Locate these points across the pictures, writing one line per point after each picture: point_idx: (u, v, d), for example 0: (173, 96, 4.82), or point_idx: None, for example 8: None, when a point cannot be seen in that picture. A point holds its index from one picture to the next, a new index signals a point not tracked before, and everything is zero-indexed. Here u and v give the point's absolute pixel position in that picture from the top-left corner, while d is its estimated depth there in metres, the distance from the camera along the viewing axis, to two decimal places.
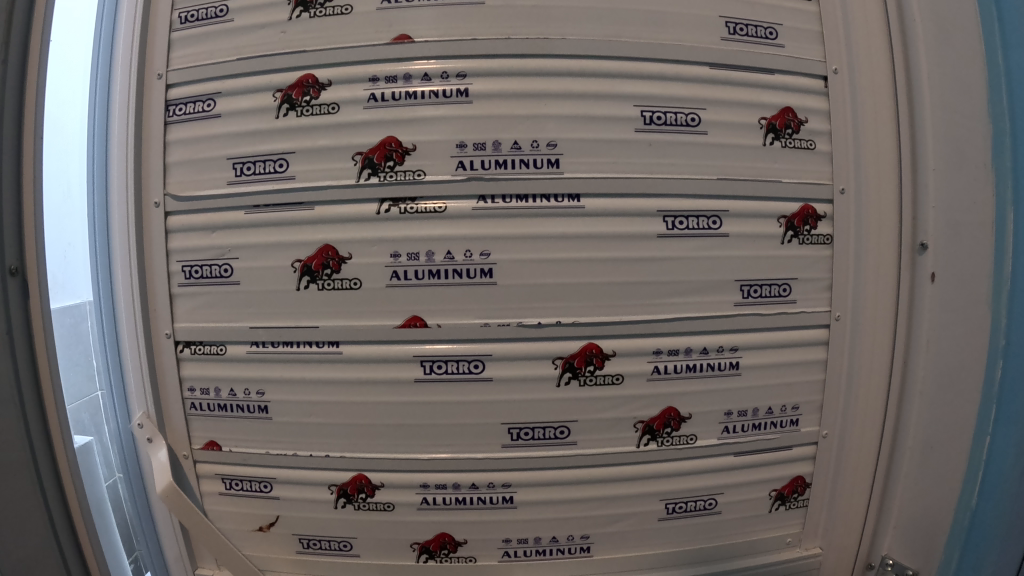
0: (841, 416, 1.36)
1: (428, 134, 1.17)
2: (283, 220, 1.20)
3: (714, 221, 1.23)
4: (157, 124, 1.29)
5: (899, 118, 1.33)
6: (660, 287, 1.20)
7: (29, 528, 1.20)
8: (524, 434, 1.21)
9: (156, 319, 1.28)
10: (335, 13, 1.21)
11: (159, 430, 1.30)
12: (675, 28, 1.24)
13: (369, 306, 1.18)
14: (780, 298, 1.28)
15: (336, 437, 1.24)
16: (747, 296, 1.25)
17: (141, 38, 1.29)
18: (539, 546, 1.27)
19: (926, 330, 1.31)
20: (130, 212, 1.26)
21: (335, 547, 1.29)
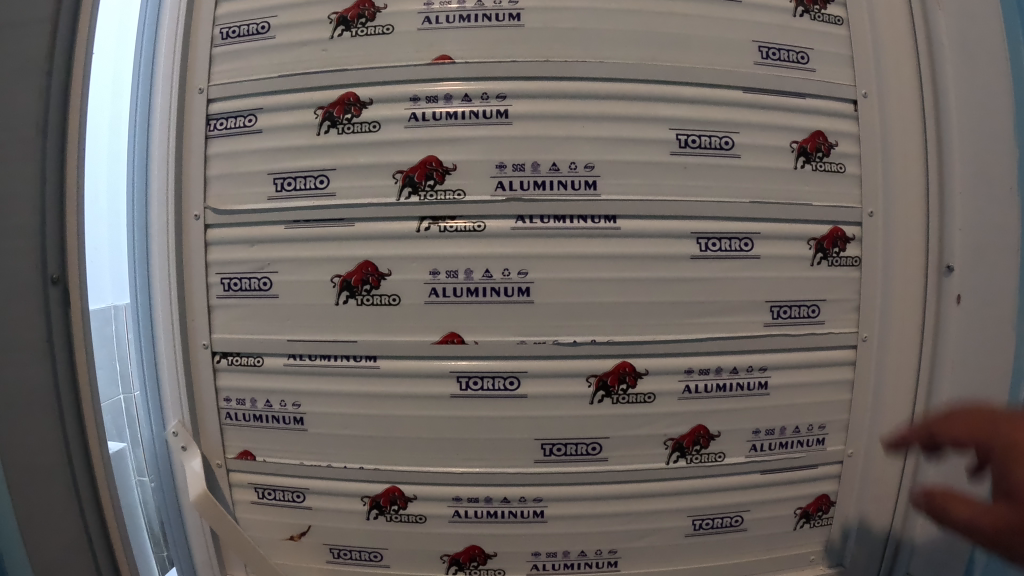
0: (867, 436, 1.37)
1: (467, 154, 1.19)
2: (322, 235, 1.22)
3: (746, 243, 1.25)
4: (197, 138, 1.31)
5: (927, 141, 1.33)
6: (693, 308, 1.22)
7: (66, 534, 1.21)
8: (557, 450, 1.23)
9: (193, 330, 1.30)
10: (376, 33, 1.23)
11: (194, 438, 1.31)
12: (710, 53, 1.26)
13: (407, 322, 1.20)
14: (809, 319, 1.30)
15: (370, 449, 1.25)
16: (777, 317, 1.27)
17: (182, 54, 1.31)
18: (568, 560, 1.28)
19: (950, 352, 1.32)
20: (171, 224, 1.28)
21: (365, 557, 1.31)
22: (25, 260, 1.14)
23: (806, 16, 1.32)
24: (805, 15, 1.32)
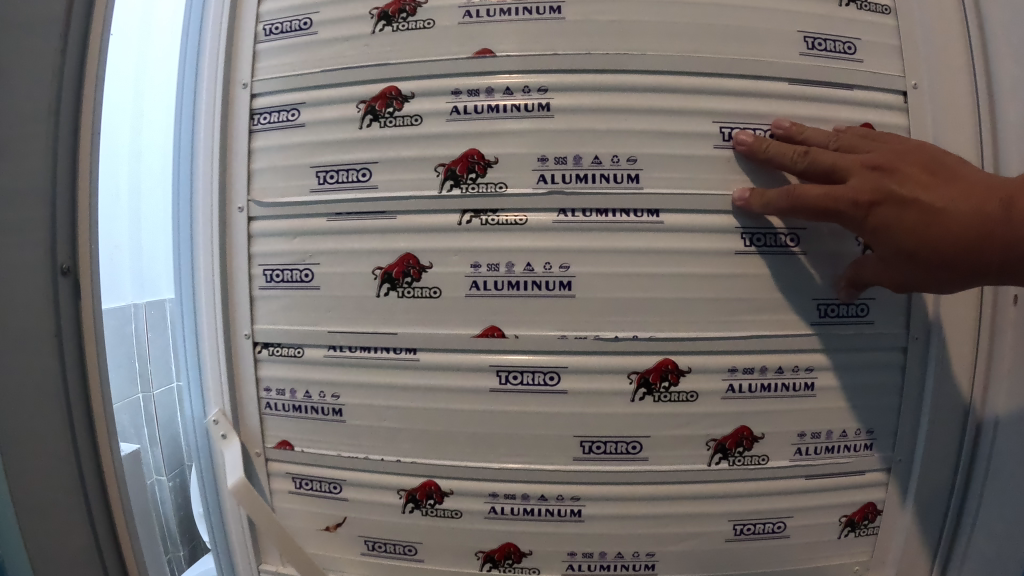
0: (918, 442, 1.30)
1: (509, 148, 1.19)
2: (365, 228, 1.23)
3: (794, 238, 1.19)
4: (243, 132, 1.33)
5: (982, 136, 1.28)
6: (738, 306, 1.19)
7: (74, 539, 1.15)
8: (596, 448, 1.21)
9: (235, 321, 1.32)
10: (417, 28, 1.24)
11: (234, 427, 1.33)
12: (755, 44, 1.23)
13: (448, 315, 1.20)
14: (859, 320, 1.23)
15: (408, 442, 1.25)
16: (824, 316, 1.21)
17: (228, 51, 1.34)
18: (604, 562, 1.26)
19: (1008, 354, 1.27)
20: (216, 217, 1.31)
21: (400, 551, 1.31)
22: (34, 249, 1.09)
23: (854, 5, 1.28)
24: (853, 4, 1.28)
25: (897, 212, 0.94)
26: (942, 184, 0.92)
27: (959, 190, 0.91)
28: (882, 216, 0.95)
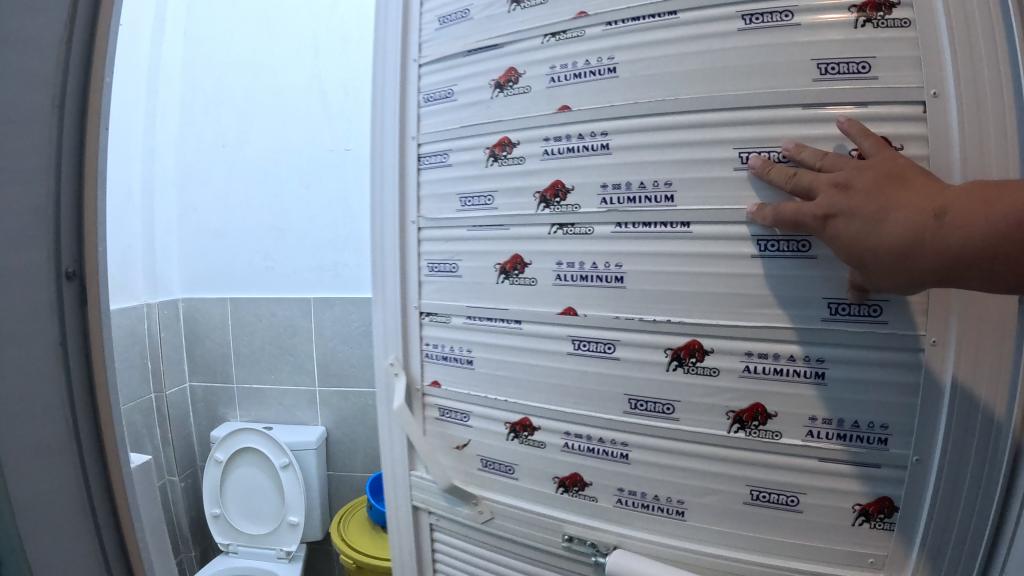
0: (937, 442, 1.35)
1: (582, 177, 1.60)
2: (489, 237, 1.76)
3: (806, 244, 1.39)
4: (412, 169, 1.94)
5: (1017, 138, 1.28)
6: (754, 301, 1.45)
7: None
8: (640, 405, 1.56)
9: (410, 296, 1.97)
10: (519, 93, 1.69)
11: (404, 368, 1.99)
12: (770, 78, 1.43)
13: (543, 298, 1.67)
14: (869, 319, 1.37)
15: (512, 387, 1.76)
16: (834, 313, 1.39)
17: (401, 113, 1.94)
18: (644, 502, 1.60)
19: None
20: (400, 227, 1.95)
21: (501, 469, 1.82)
22: (25, 247, 0.78)
23: (870, 24, 1.37)
24: (868, 24, 1.37)
25: (846, 224, 1.15)
26: (894, 203, 1.09)
27: (907, 209, 1.06)
28: (835, 228, 1.18)
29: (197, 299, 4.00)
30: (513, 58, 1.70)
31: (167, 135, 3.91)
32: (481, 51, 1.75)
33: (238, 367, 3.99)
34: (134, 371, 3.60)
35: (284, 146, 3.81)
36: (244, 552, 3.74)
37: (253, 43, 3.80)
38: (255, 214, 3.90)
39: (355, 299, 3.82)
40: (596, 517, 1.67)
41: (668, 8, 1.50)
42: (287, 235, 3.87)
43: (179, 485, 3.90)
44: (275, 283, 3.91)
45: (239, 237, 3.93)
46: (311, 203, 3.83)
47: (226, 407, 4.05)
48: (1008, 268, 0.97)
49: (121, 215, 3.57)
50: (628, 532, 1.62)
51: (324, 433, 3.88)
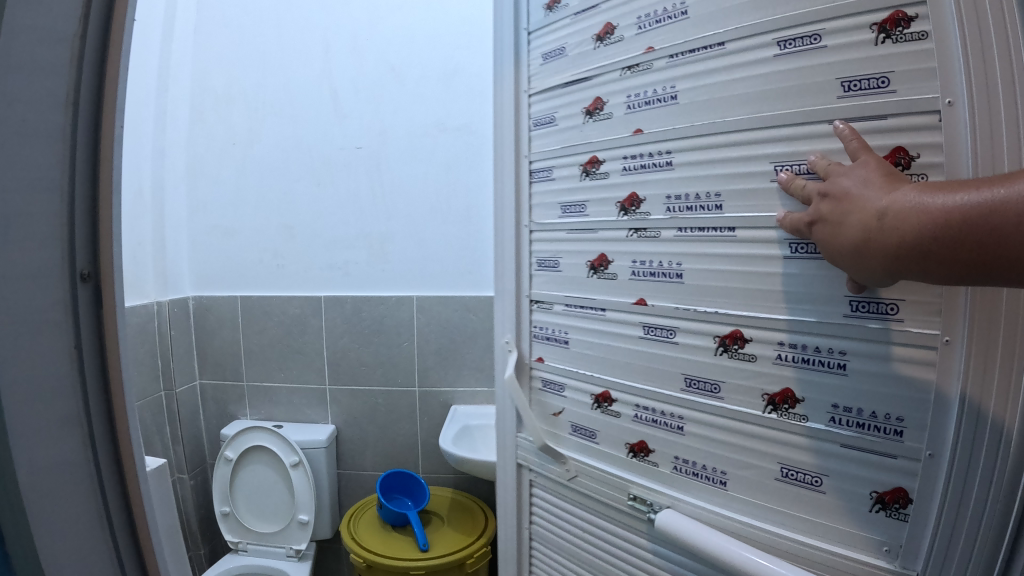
0: (948, 440, 1.32)
1: (652, 189, 1.83)
2: (580, 239, 2.10)
3: None
4: (526, 179, 2.32)
5: None
6: (788, 297, 1.54)
7: None
8: (695, 384, 1.76)
9: (522, 286, 2.37)
10: (605, 119, 1.97)
11: (517, 346, 2.41)
12: (796, 98, 1.50)
13: (621, 291, 1.96)
14: (886, 316, 1.39)
15: (598, 365, 2.06)
16: (856, 310, 1.44)
17: (518, 135, 2.33)
18: (696, 470, 1.78)
19: None
20: (518, 228, 2.36)
21: (585, 434, 2.15)
22: (42, 250, 0.74)
23: (889, 40, 1.36)
24: (887, 40, 1.36)
25: (827, 229, 1.30)
26: (854, 202, 1.22)
27: (864, 206, 1.19)
28: (821, 232, 1.33)
29: (208, 297, 4.01)
30: (601, 88, 1.98)
31: (178, 134, 3.93)
32: (576, 84, 2.06)
33: (248, 364, 4.00)
34: (145, 369, 3.59)
35: (295, 145, 3.84)
36: (254, 550, 3.73)
37: (265, 43, 3.82)
38: (266, 212, 3.91)
39: (365, 297, 3.85)
40: (657, 482, 1.89)
41: (722, 39, 1.62)
42: (298, 234, 3.89)
43: (188, 483, 3.90)
44: (287, 281, 3.91)
45: (250, 235, 3.95)
46: (323, 202, 3.85)
47: (235, 405, 4.06)
48: (955, 253, 1.04)
49: (132, 213, 3.58)
50: (681, 498, 1.80)
51: (334, 430, 3.91)
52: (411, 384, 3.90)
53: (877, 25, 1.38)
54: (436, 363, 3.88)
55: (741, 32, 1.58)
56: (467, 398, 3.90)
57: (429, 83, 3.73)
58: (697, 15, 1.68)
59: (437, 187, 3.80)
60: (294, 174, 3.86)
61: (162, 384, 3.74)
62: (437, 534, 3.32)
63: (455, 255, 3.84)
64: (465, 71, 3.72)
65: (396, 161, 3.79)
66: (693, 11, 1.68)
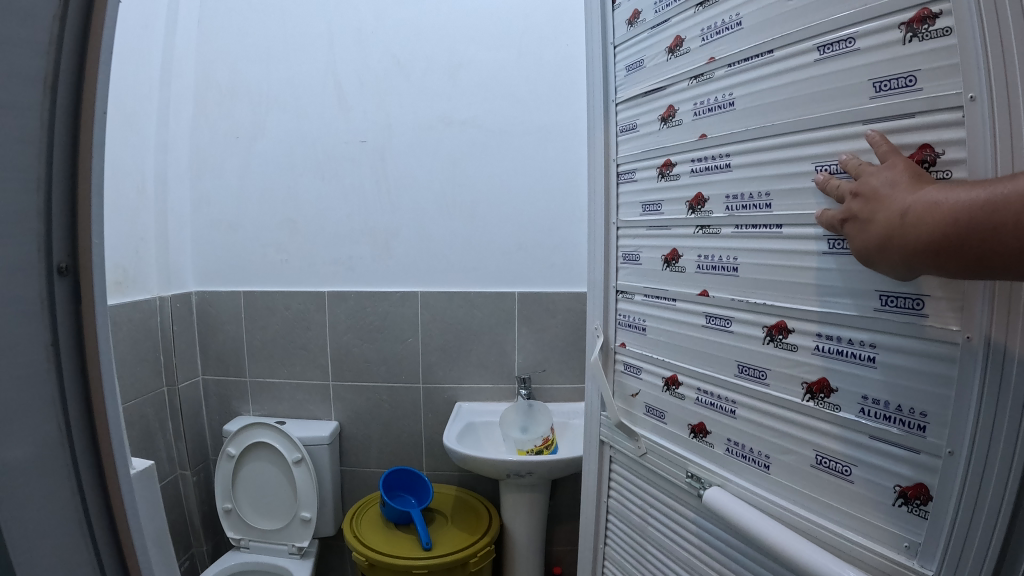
0: (967, 437, 1.22)
1: (714, 188, 1.83)
2: (659, 236, 2.09)
3: None
4: (613, 179, 2.33)
5: None
6: (826, 290, 1.50)
7: None
8: (747, 370, 1.74)
9: (608, 271, 2.37)
10: (675, 126, 1.97)
11: (603, 330, 2.40)
12: (828, 102, 1.48)
13: (689, 284, 1.95)
14: (910, 312, 1.32)
15: (669, 353, 2.06)
16: (884, 305, 1.37)
17: (608, 139, 2.34)
18: (746, 453, 1.76)
19: None
20: (608, 221, 2.35)
21: (655, 415, 2.15)
22: (22, 244, 0.81)
23: (916, 40, 1.30)
24: (913, 40, 1.30)
25: (858, 228, 1.31)
26: (878, 199, 1.25)
27: (886, 203, 1.22)
28: (852, 231, 1.33)
29: (209, 292, 3.96)
30: (672, 96, 1.98)
31: (180, 127, 3.88)
32: (655, 93, 2.06)
33: (251, 360, 3.96)
34: (146, 364, 3.58)
35: (299, 138, 3.79)
36: (257, 547, 3.70)
37: (267, 35, 3.76)
38: (268, 206, 3.86)
39: (369, 293, 3.80)
40: (716, 463, 1.87)
41: (770, 46, 1.60)
42: (302, 228, 3.84)
43: (190, 480, 3.88)
44: (288, 276, 3.87)
45: (252, 230, 3.89)
46: (326, 196, 3.80)
47: (238, 401, 4.03)
48: (967, 250, 1.06)
49: (135, 207, 3.55)
50: (733, 479, 1.79)
51: (338, 427, 3.87)
52: (415, 380, 3.86)
53: (904, 24, 1.32)
54: (440, 360, 3.83)
55: (786, 39, 1.55)
56: (471, 395, 3.85)
57: (434, 76, 3.67)
58: (750, 24, 1.65)
59: (441, 181, 3.74)
60: (295, 170, 3.81)
61: (165, 378, 3.74)
62: (440, 533, 3.27)
63: (475, 254, 3.78)
64: (470, 64, 3.66)
65: (400, 154, 3.73)
66: (747, 21, 1.66)
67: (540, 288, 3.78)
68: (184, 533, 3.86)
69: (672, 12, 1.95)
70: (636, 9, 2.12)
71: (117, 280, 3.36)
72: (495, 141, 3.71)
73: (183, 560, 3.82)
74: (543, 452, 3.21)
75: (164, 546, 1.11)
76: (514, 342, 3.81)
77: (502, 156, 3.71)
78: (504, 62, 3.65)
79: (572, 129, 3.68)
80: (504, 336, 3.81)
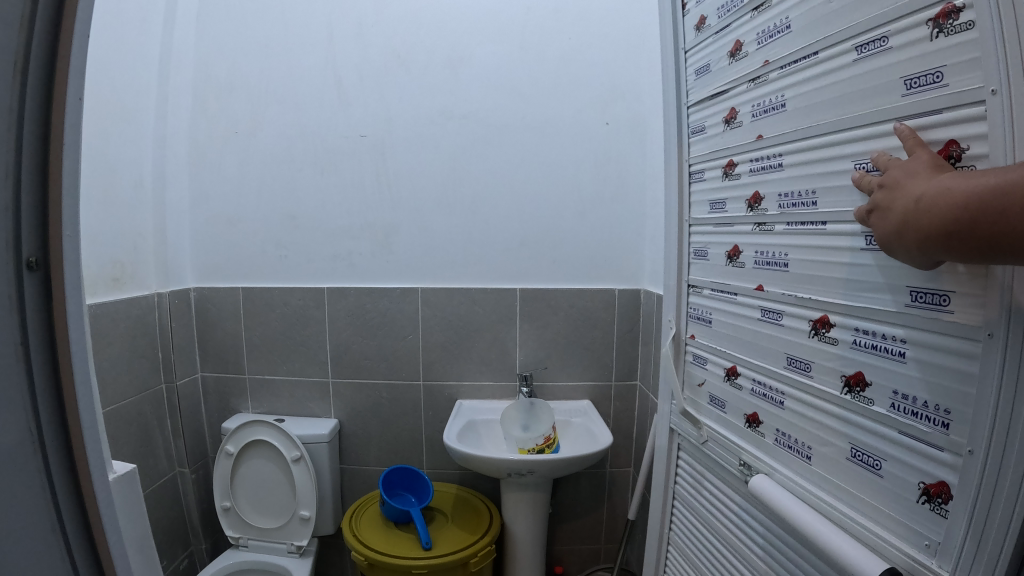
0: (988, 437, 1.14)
1: (769, 185, 1.80)
2: (722, 233, 2.07)
3: None
4: (682, 178, 2.31)
5: None
6: (862, 286, 1.45)
7: None
8: (795, 363, 1.71)
9: (679, 262, 2.34)
10: (737, 128, 1.95)
11: (675, 320, 2.38)
12: (863, 102, 1.44)
13: (746, 280, 1.93)
14: (937, 308, 1.25)
15: (730, 347, 2.04)
16: (914, 301, 1.31)
17: (678, 138, 2.31)
18: (790, 443, 1.73)
19: None
20: (682, 213, 2.31)
21: (718, 405, 2.13)
22: None
23: (941, 35, 1.23)
24: (939, 36, 1.23)
25: (879, 218, 1.25)
26: (897, 188, 1.19)
27: (903, 192, 1.17)
28: (875, 222, 1.27)
29: (208, 289, 3.88)
30: (733, 99, 1.96)
31: (179, 121, 3.79)
32: (718, 96, 2.05)
33: (249, 357, 3.91)
34: (144, 362, 3.54)
35: (298, 133, 3.71)
36: (255, 545, 3.67)
37: (266, 28, 3.66)
38: (267, 201, 3.79)
39: (368, 290, 3.75)
40: (768, 453, 1.84)
41: (814, 48, 1.57)
42: (302, 223, 3.77)
43: (189, 477, 3.86)
44: (288, 271, 3.81)
45: (251, 225, 3.82)
46: (326, 192, 3.74)
47: (238, 399, 3.98)
48: (977, 233, 0.99)
49: (133, 203, 3.50)
50: (780, 468, 1.76)
51: (338, 425, 3.83)
52: (415, 377, 3.80)
53: (930, 20, 1.25)
54: (441, 358, 3.77)
55: (831, 39, 1.51)
56: (472, 392, 3.80)
57: (436, 70, 3.60)
58: (799, 26, 1.63)
59: (442, 177, 3.67)
60: (295, 166, 3.75)
61: (163, 376, 3.71)
62: (441, 532, 3.23)
63: (490, 254, 3.72)
64: (469, 60, 3.58)
65: (401, 149, 3.66)
66: (796, 24, 1.64)
67: (542, 285, 3.72)
68: (183, 531, 3.84)
69: (734, 16, 1.91)
70: (703, 14, 2.10)
71: (115, 277, 3.33)
72: (495, 136, 3.63)
73: (181, 558, 3.80)
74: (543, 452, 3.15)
75: (147, 554, 1.06)
76: (515, 339, 3.75)
77: (503, 151, 3.64)
78: (506, 55, 3.57)
79: (576, 123, 3.61)
80: (505, 333, 3.75)
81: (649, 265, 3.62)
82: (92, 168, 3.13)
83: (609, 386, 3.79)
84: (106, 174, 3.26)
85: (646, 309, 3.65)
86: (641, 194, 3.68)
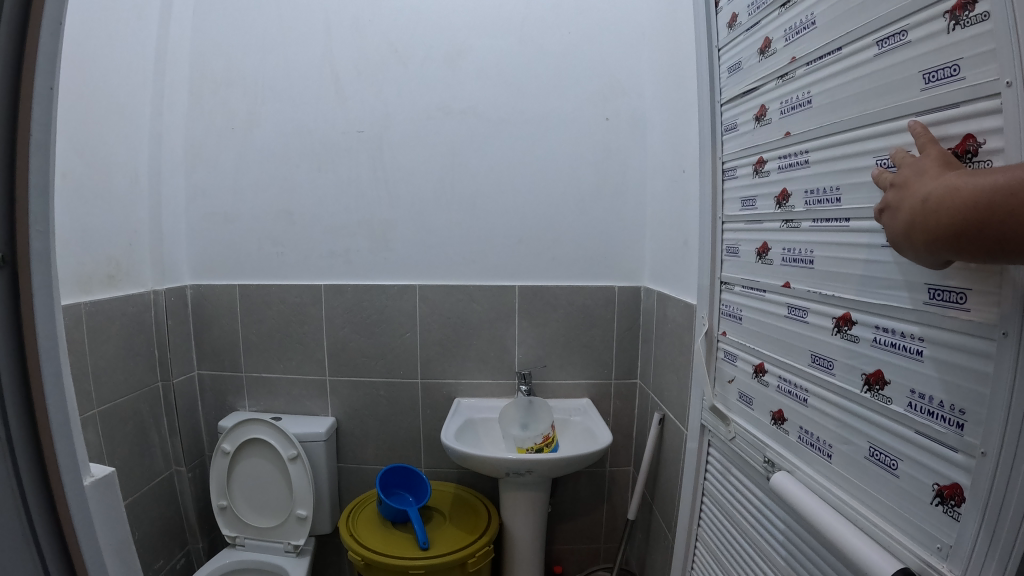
0: (1000, 438, 1.09)
1: (795, 182, 1.75)
2: (753, 231, 2.02)
3: None
4: (714, 175, 2.25)
5: None
6: (882, 283, 1.41)
7: None
8: (818, 360, 1.66)
9: (713, 258, 2.28)
10: (767, 127, 1.90)
11: (708, 317, 2.33)
12: (883, 98, 1.39)
13: (774, 277, 1.89)
14: (952, 306, 1.21)
15: (758, 344, 2.00)
16: (932, 299, 1.26)
17: (711, 136, 2.26)
18: (813, 441, 1.68)
19: None
20: (716, 210, 2.25)
21: (745, 402, 2.08)
22: None
23: (958, 28, 1.18)
24: (956, 29, 1.18)
25: (890, 217, 1.19)
26: (905, 187, 1.14)
27: (911, 192, 1.12)
28: (886, 221, 1.22)
29: (206, 286, 3.84)
30: (763, 96, 1.91)
31: (174, 116, 3.73)
32: (749, 94, 1.99)
33: (247, 356, 3.88)
34: (139, 359, 3.51)
35: (294, 128, 3.66)
36: (251, 545, 3.64)
37: (263, 22, 3.60)
38: (263, 198, 3.74)
39: (365, 287, 3.70)
40: (791, 451, 1.79)
41: (837, 44, 1.52)
42: (298, 220, 3.72)
43: (186, 475, 3.85)
44: (285, 269, 3.77)
45: (247, 222, 3.77)
46: (322, 188, 3.69)
47: (234, 397, 3.95)
48: (987, 233, 0.94)
49: (128, 200, 3.46)
50: (802, 466, 1.71)
51: (334, 423, 3.79)
52: (412, 375, 3.77)
53: (946, 13, 1.20)
54: (439, 356, 3.73)
55: (855, 34, 1.46)
56: (471, 390, 3.76)
57: (434, 65, 3.54)
58: (824, 22, 1.57)
59: (440, 173, 3.62)
60: (293, 162, 3.69)
61: (159, 373, 3.68)
62: (438, 532, 3.19)
63: (494, 253, 3.66)
64: (469, 54, 3.52)
65: (399, 145, 3.61)
66: (821, 19, 1.58)
67: (541, 282, 3.67)
68: (179, 530, 3.82)
69: (764, 13, 1.87)
70: (735, 11, 2.05)
71: (110, 274, 3.29)
72: (496, 132, 3.57)
73: (178, 557, 3.78)
74: (543, 451, 3.12)
75: (126, 557, 1.02)
76: (514, 336, 3.71)
77: (502, 147, 3.59)
78: (505, 50, 3.51)
79: (576, 118, 3.55)
80: (504, 331, 3.71)
81: (650, 262, 3.57)
82: (86, 164, 3.09)
83: (609, 384, 3.75)
84: (100, 170, 3.21)
85: (646, 307, 3.61)
86: (641, 189, 3.63)
